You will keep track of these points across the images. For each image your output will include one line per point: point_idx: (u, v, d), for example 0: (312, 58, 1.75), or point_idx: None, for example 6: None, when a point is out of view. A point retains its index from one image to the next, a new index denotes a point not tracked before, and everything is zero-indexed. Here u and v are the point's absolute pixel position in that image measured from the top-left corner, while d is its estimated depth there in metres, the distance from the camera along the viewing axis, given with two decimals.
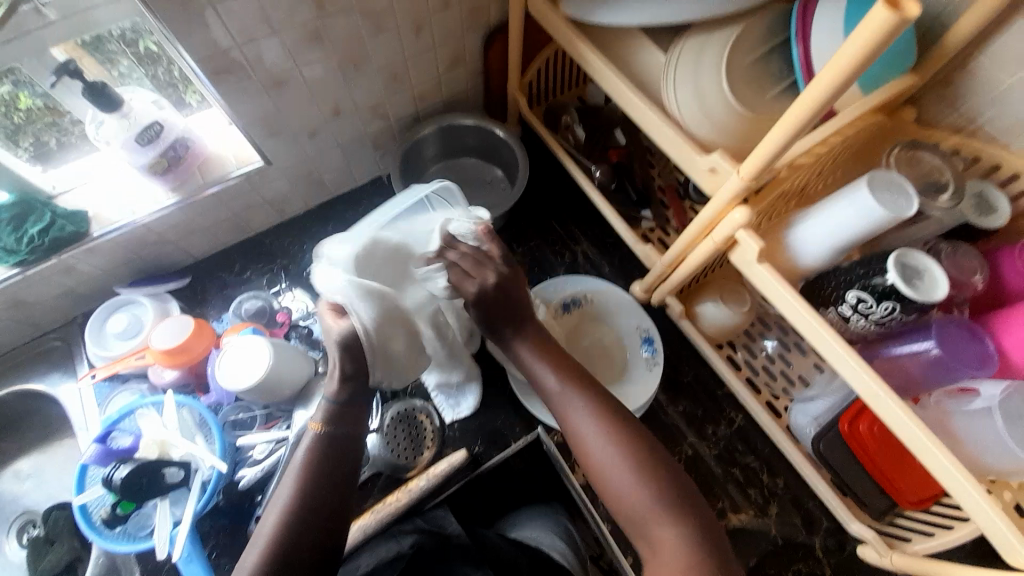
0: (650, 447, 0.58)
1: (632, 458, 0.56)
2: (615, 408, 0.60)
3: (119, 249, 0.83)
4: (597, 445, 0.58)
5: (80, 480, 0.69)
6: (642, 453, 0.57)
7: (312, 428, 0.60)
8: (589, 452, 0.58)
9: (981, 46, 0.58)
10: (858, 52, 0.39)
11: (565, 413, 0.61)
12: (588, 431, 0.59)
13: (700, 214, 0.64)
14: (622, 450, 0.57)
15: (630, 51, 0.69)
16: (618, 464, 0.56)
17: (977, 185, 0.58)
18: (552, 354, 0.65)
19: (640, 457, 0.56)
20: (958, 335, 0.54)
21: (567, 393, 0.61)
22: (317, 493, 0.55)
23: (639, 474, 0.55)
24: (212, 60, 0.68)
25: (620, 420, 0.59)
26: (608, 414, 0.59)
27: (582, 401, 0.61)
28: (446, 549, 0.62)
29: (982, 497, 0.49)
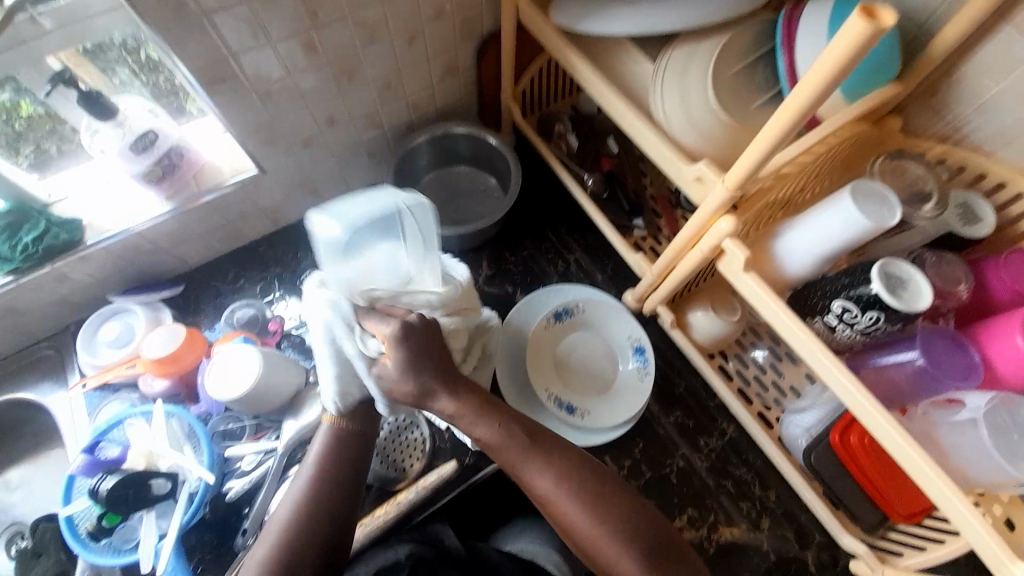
0: (622, 503, 0.54)
1: (614, 520, 0.52)
2: (584, 466, 0.56)
3: (112, 257, 0.83)
4: (568, 508, 0.53)
5: (66, 491, 0.69)
6: (617, 517, 0.53)
7: (327, 421, 0.64)
8: (559, 514, 0.54)
9: (964, 56, 0.58)
10: (834, 62, 0.40)
11: (524, 475, 0.56)
12: (553, 494, 0.54)
13: (687, 224, 0.64)
14: (595, 514, 0.53)
15: (619, 60, 0.70)
16: (592, 527, 0.52)
17: (961, 195, 0.59)
18: (495, 408, 0.58)
19: (615, 521, 0.53)
20: (942, 346, 0.54)
21: (525, 457, 0.56)
22: (321, 498, 0.57)
23: (623, 537, 0.52)
24: (205, 71, 0.69)
25: (591, 478, 0.55)
26: (576, 473, 0.55)
27: (542, 460, 0.55)
28: (445, 561, 0.62)
29: (968, 509, 0.49)
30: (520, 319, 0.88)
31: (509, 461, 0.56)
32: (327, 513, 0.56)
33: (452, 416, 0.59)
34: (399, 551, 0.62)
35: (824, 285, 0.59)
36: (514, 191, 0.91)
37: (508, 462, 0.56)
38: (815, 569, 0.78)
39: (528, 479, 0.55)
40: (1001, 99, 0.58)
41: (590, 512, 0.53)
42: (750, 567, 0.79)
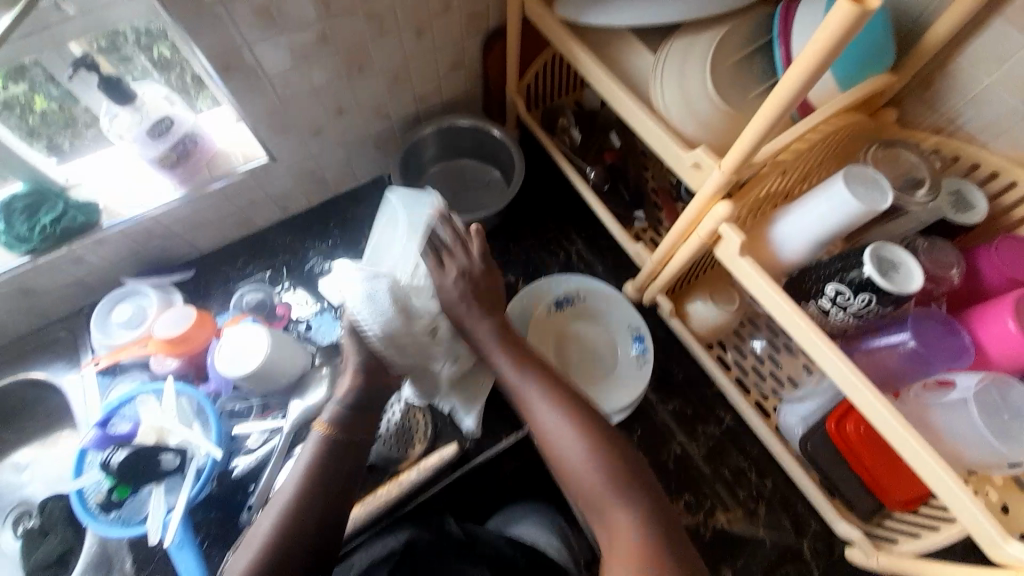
0: (610, 439, 0.57)
1: (588, 439, 0.57)
2: (576, 397, 0.61)
3: (126, 240, 0.86)
4: (560, 436, 0.58)
5: (78, 464, 0.72)
6: (604, 447, 0.56)
7: (318, 429, 0.62)
8: (551, 442, 0.58)
9: (959, 48, 0.60)
10: (820, 48, 0.42)
11: (526, 402, 0.62)
12: (551, 422, 0.59)
13: (685, 211, 0.66)
14: (582, 442, 0.57)
15: (621, 52, 0.72)
16: (578, 453, 0.56)
17: (954, 184, 0.60)
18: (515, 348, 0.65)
19: (600, 450, 0.56)
20: (934, 330, 0.56)
21: (529, 385, 0.62)
22: (314, 489, 0.57)
23: (592, 451, 0.56)
24: (220, 58, 0.71)
25: (578, 406, 0.60)
26: (566, 401, 0.60)
27: (544, 392, 0.61)
28: (443, 544, 0.63)
29: (964, 492, 0.50)
30: (520, 308, 0.89)
31: (519, 399, 0.62)
32: (321, 501, 0.57)
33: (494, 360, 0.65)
34: (397, 538, 0.64)
35: (816, 270, 0.61)
36: (517, 182, 0.93)
37: (520, 398, 0.62)
38: (811, 557, 0.79)
39: (530, 410, 0.61)
40: (995, 89, 0.59)
41: (580, 438, 0.57)
42: (744, 554, 0.80)
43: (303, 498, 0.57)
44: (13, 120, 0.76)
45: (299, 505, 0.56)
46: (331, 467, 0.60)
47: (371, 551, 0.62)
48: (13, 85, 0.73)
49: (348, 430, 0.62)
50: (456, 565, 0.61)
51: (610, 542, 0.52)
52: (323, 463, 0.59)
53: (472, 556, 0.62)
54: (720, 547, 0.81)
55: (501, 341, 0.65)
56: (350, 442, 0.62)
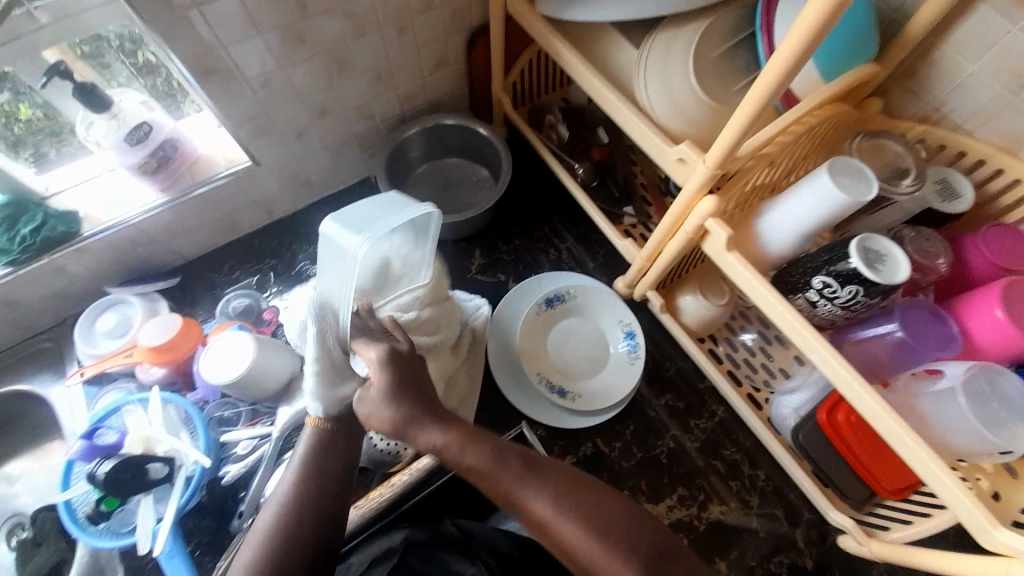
0: (628, 522, 0.54)
1: (609, 537, 0.52)
2: (573, 483, 0.56)
3: (108, 249, 0.85)
4: (560, 521, 0.52)
5: (65, 476, 0.71)
6: (619, 529, 0.53)
7: (310, 425, 0.63)
8: (552, 531, 0.53)
9: (941, 36, 0.59)
10: (799, 38, 0.42)
11: (518, 501, 0.54)
12: (552, 513, 0.53)
13: (670, 207, 0.65)
14: (608, 545, 0.51)
15: (603, 48, 0.71)
16: (593, 544, 0.51)
17: (940, 172, 0.60)
18: (473, 432, 0.58)
19: (613, 534, 0.52)
20: (920, 320, 0.56)
21: (516, 482, 0.54)
22: (310, 490, 0.57)
23: (615, 547, 0.51)
24: (197, 61, 0.70)
25: (581, 495, 0.54)
26: (566, 492, 0.54)
27: (539, 486, 0.54)
28: (441, 542, 0.63)
29: (950, 479, 0.50)
30: (509, 311, 0.90)
31: (499, 492, 0.55)
32: (316, 506, 0.57)
33: (423, 442, 0.56)
34: (393, 538, 0.64)
35: (804, 262, 0.60)
36: (504, 181, 0.92)
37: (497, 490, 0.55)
38: (805, 546, 0.79)
39: (519, 501, 0.54)
40: (978, 76, 0.59)
41: (594, 528, 0.52)
42: (738, 547, 0.79)
43: (297, 488, 0.57)
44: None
45: (298, 508, 0.56)
46: (326, 468, 0.60)
47: (367, 553, 0.64)
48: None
49: (340, 422, 0.63)
50: (451, 563, 0.61)
51: None
52: (315, 462, 0.60)
53: (467, 553, 0.62)
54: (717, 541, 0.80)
55: (437, 423, 0.57)
56: (343, 437, 0.63)
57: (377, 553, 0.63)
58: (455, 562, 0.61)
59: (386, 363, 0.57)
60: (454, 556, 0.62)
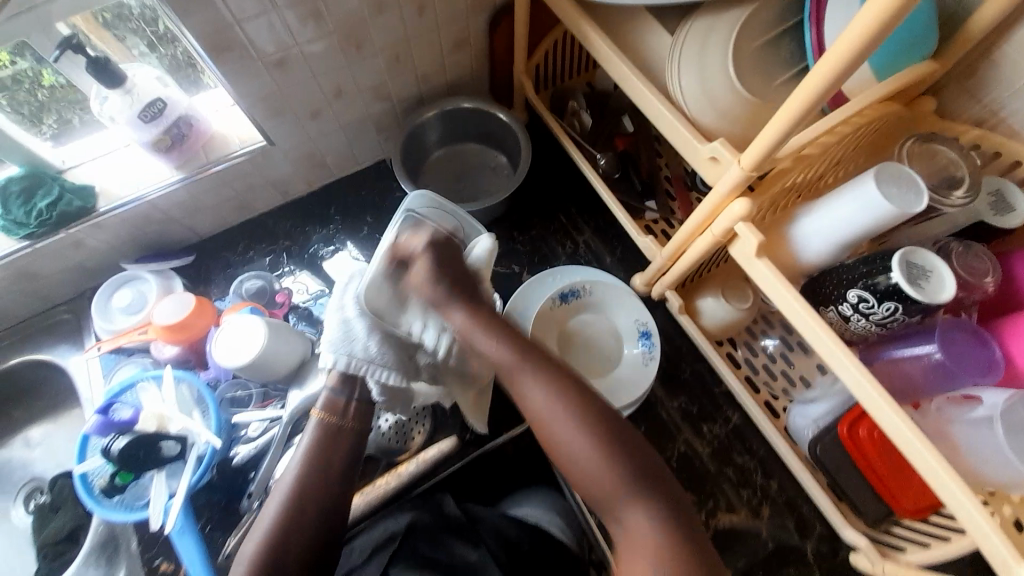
0: (614, 424, 0.53)
1: (597, 432, 0.52)
2: (574, 380, 0.56)
3: (124, 225, 0.85)
4: (557, 426, 0.53)
5: (81, 449, 0.72)
6: (613, 442, 0.52)
7: (316, 417, 0.63)
8: (546, 429, 0.54)
9: (1007, 32, 0.54)
10: (858, 35, 0.38)
11: (519, 390, 0.56)
12: (546, 407, 0.54)
13: (699, 207, 0.62)
14: (598, 442, 0.52)
15: (636, 31, 0.66)
16: (583, 441, 0.52)
17: (994, 181, 0.55)
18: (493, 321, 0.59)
19: (605, 438, 0.52)
20: (962, 341, 0.52)
21: (520, 365, 0.56)
22: (308, 483, 0.57)
23: (598, 444, 0.52)
24: (210, 37, 0.68)
25: (579, 394, 0.54)
26: (566, 389, 0.54)
27: (539, 377, 0.55)
28: (442, 528, 0.65)
29: (983, 517, 0.47)
30: (522, 304, 0.87)
31: (507, 380, 0.57)
32: (320, 504, 0.57)
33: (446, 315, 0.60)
34: (398, 521, 0.65)
35: (839, 273, 0.56)
36: (523, 170, 0.89)
37: (505, 379, 0.57)
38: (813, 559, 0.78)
39: (524, 398, 0.55)
40: None
41: (586, 433, 0.52)
42: (746, 556, 0.79)
43: (304, 478, 0.57)
44: (22, 94, 0.75)
45: (299, 502, 0.56)
46: (329, 460, 0.60)
47: (371, 536, 0.65)
48: (19, 60, 0.71)
49: (344, 416, 0.63)
50: (456, 548, 0.63)
51: (625, 543, 0.49)
52: (320, 451, 0.60)
53: (472, 539, 0.64)
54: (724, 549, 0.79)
55: (466, 310, 0.59)
56: (344, 431, 0.62)
57: (381, 537, 0.64)
58: (457, 545, 0.63)
59: (429, 250, 0.62)
60: (457, 541, 0.63)
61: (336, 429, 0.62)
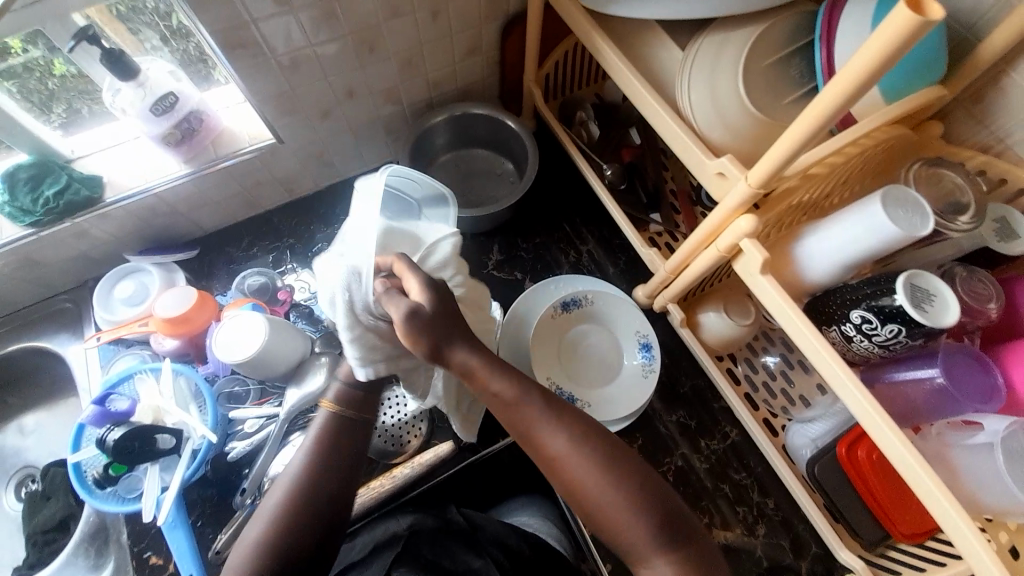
0: (638, 471, 0.54)
1: (623, 483, 0.52)
2: (596, 430, 0.55)
3: (130, 216, 0.85)
4: (583, 474, 0.52)
5: (76, 438, 0.72)
6: (640, 492, 0.53)
7: (323, 407, 0.62)
8: (571, 475, 0.53)
9: (1016, 61, 0.55)
10: (869, 61, 0.38)
11: (537, 437, 0.54)
12: (570, 457, 0.53)
13: (705, 222, 0.62)
14: (624, 494, 0.52)
15: (646, 45, 0.67)
16: (610, 494, 0.52)
17: (999, 210, 0.55)
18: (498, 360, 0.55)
19: (632, 489, 0.52)
20: (964, 366, 0.52)
21: (539, 416, 0.54)
22: (310, 480, 0.57)
23: (628, 495, 0.52)
24: (225, 33, 0.68)
25: (603, 443, 0.54)
26: (590, 440, 0.54)
27: (561, 430, 0.53)
28: (443, 532, 0.64)
29: (978, 542, 0.47)
30: (524, 310, 0.87)
31: (524, 427, 0.54)
32: (325, 494, 0.57)
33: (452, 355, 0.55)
34: (399, 522, 0.65)
35: (843, 293, 0.56)
36: (530, 178, 0.90)
37: (520, 422, 0.54)
38: None
39: (549, 448, 0.54)
40: None
41: (613, 485, 0.52)
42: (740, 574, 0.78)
43: (310, 475, 0.57)
44: (33, 82, 0.76)
45: (299, 496, 0.55)
46: (336, 452, 0.59)
47: (372, 536, 0.65)
48: (32, 49, 0.72)
49: (352, 410, 0.62)
50: (458, 553, 0.62)
51: None
52: (332, 440, 0.60)
53: (474, 546, 0.63)
54: None
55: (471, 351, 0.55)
56: (357, 423, 0.62)
57: (383, 536, 0.63)
58: (461, 550, 0.62)
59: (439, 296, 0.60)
60: (458, 545, 0.63)
61: (343, 420, 0.61)
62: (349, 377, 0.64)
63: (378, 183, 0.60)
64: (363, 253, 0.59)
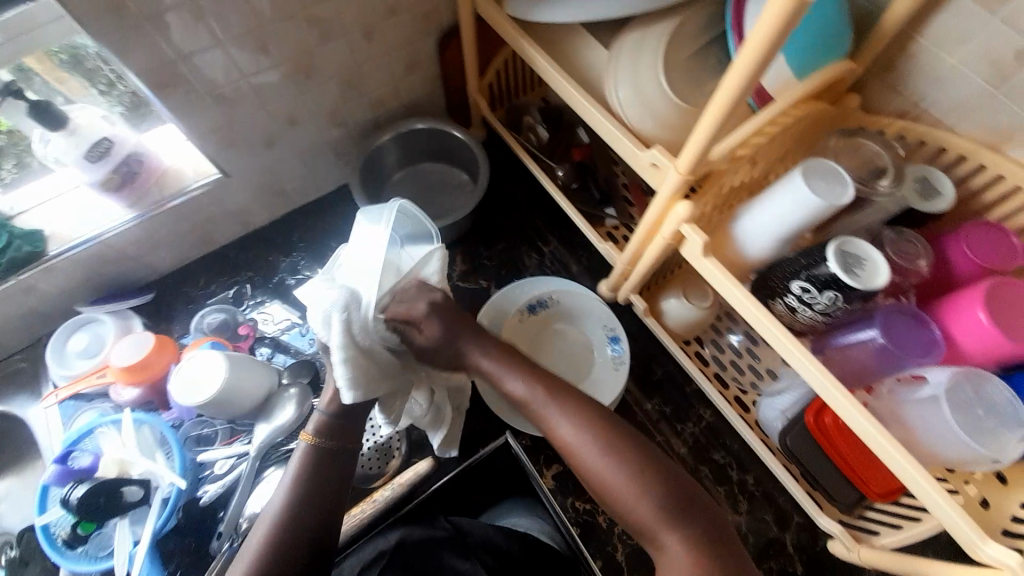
0: (640, 449, 0.55)
1: (625, 460, 0.53)
2: (599, 410, 0.58)
3: (79, 267, 0.83)
4: (588, 451, 0.55)
5: (41, 500, 0.69)
6: (644, 467, 0.53)
7: (304, 440, 0.61)
8: (578, 457, 0.55)
9: (919, 28, 0.58)
10: (766, 34, 0.40)
11: (548, 425, 0.58)
12: (576, 439, 0.55)
13: (647, 213, 0.64)
14: (627, 469, 0.53)
15: (572, 48, 0.69)
16: (613, 470, 0.53)
17: (921, 169, 0.58)
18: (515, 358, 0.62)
19: (634, 464, 0.53)
20: (903, 324, 0.54)
21: (547, 404, 0.58)
22: (293, 508, 0.56)
23: (631, 470, 0.53)
24: (154, 73, 0.68)
25: (605, 422, 0.56)
26: (592, 418, 0.56)
27: (566, 412, 0.57)
28: (432, 544, 0.62)
29: (937, 491, 0.48)
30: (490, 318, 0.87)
31: (538, 414, 0.59)
32: (307, 532, 0.55)
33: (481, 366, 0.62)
34: (388, 539, 0.63)
35: (782, 266, 0.58)
36: (482, 186, 0.90)
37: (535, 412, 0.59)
38: (793, 549, 0.79)
39: (555, 428, 0.57)
40: (959, 70, 0.57)
41: (614, 459, 0.53)
42: None
43: (292, 509, 0.55)
44: None
45: (281, 531, 0.54)
46: (320, 479, 0.59)
47: (360, 555, 0.63)
48: None
49: (335, 436, 0.61)
50: (449, 561, 0.61)
51: (666, 569, 0.49)
52: (313, 470, 0.59)
53: (463, 551, 0.62)
54: None
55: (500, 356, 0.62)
56: (339, 451, 0.61)
57: (370, 556, 0.62)
58: (452, 559, 0.61)
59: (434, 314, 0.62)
60: (449, 554, 0.62)
61: (326, 450, 0.60)
62: (332, 405, 0.62)
63: (387, 221, 0.64)
64: (369, 279, 0.61)
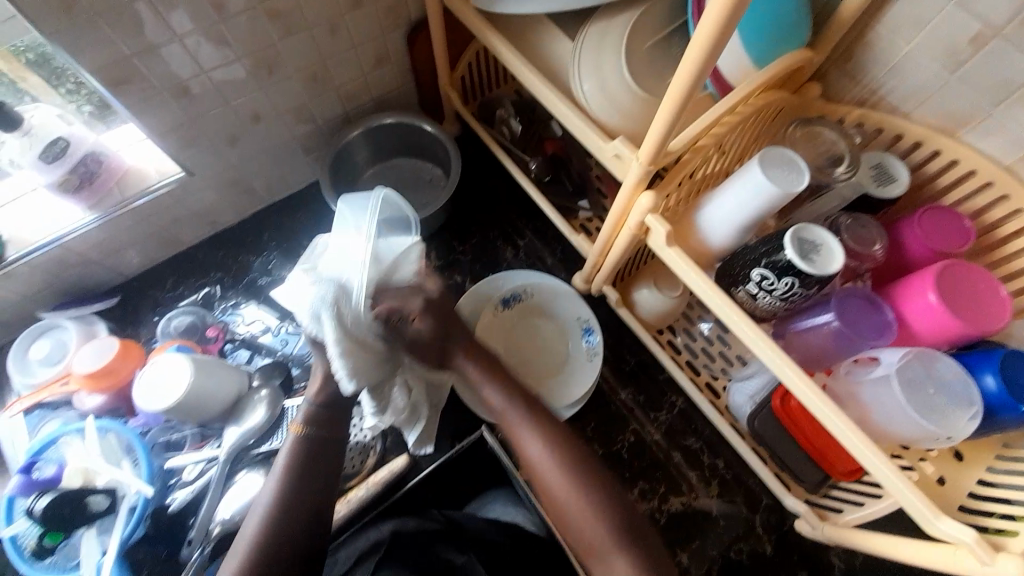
0: (597, 472, 0.56)
1: (582, 484, 0.55)
2: (566, 432, 0.59)
3: (37, 272, 0.80)
4: (551, 471, 0.56)
5: (7, 513, 0.68)
6: (599, 492, 0.55)
7: (292, 431, 0.60)
8: (541, 475, 0.56)
9: (877, 17, 0.58)
10: (715, 19, 0.40)
11: (518, 441, 0.59)
12: (541, 458, 0.57)
13: (612, 206, 0.64)
14: (583, 492, 0.54)
15: (538, 39, 0.68)
16: (570, 492, 0.54)
17: (877, 156, 0.59)
18: (495, 367, 0.62)
19: (590, 487, 0.55)
20: (858, 307, 0.56)
21: (519, 419, 0.59)
22: (279, 510, 0.55)
23: (587, 492, 0.54)
24: (107, 70, 0.66)
25: (569, 443, 0.58)
26: (559, 438, 0.58)
27: (536, 430, 0.58)
28: (425, 537, 0.62)
29: (888, 468, 0.50)
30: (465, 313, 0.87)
31: (508, 427, 0.60)
32: (291, 545, 0.53)
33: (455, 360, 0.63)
34: (382, 530, 0.63)
35: (743, 254, 0.59)
36: (454, 181, 0.90)
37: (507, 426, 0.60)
38: (762, 531, 0.81)
39: (523, 444, 0.58)
40: (914, 58, 0.58)
41: (573, 482, 0.55)
42: (699, 536, 0.81)
43: (281, 508, 0.55)
44: None
45: (269, 534, 0.53)
46: (312, 474, 0.58)
47: (355, 547, 0.63)
48: None
49: (323, 427, 0.61)
50: (443, 553, 0.61)
51: None
52: (304, 463, 0.58)
53: (459, 544, 0.62)
54: (681, 530, 0.81)
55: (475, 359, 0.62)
56: (327, 443, 0.60)
57: (364, 548, 0.61)
58: (447, 551, 0.61)
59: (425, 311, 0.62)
60: (443, 546, 0.62)
61: (313, 443, 0.59)
62: (321, 397, 0.62)
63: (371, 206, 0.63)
64: (354, 270, 0.59)
